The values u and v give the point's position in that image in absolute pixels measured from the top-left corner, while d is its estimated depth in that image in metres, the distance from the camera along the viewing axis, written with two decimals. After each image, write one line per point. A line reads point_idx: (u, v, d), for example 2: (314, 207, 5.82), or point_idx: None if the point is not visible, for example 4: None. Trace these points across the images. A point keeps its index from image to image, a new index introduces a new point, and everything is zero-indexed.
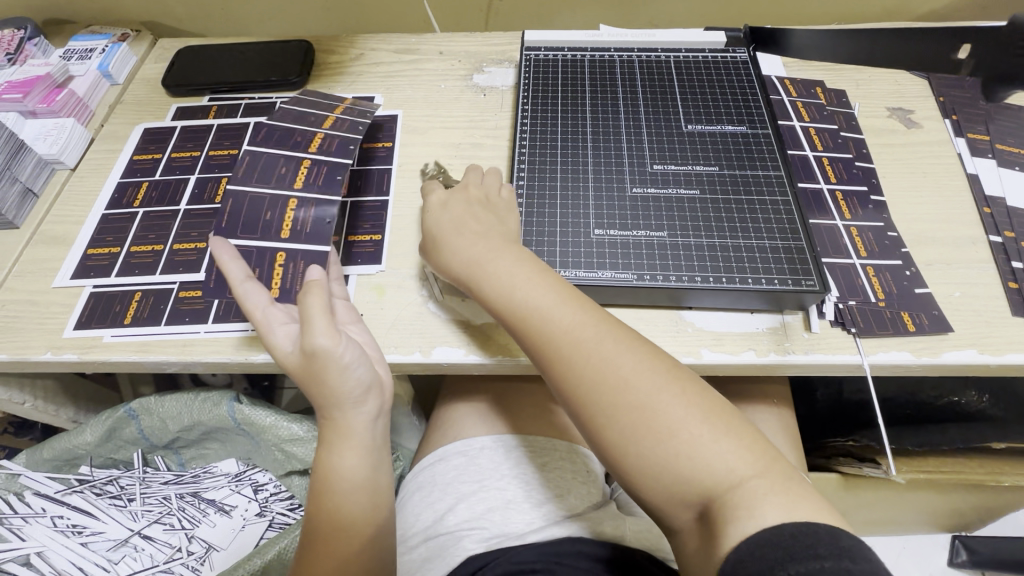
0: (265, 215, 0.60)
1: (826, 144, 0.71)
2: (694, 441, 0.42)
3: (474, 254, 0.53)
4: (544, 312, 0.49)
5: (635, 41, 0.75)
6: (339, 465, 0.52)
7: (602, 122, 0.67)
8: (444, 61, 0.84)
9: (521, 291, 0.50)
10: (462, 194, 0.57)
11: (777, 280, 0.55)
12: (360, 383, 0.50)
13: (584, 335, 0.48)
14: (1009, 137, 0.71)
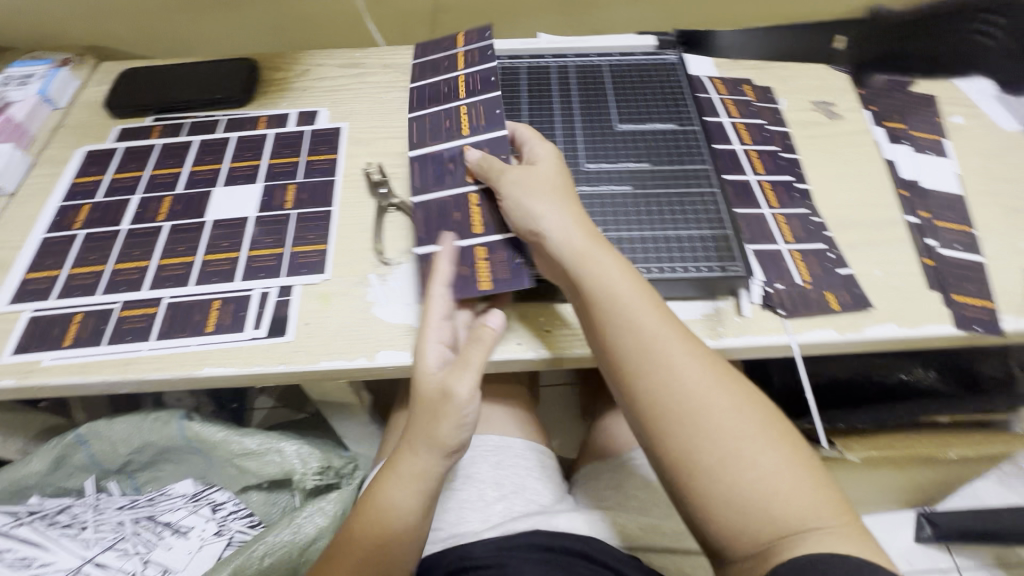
0: (454, 216, 0.63)
1: (754, 136, 0.74)
2: (742, 465, 0.45)
3: (570, 258, 0.52)
4: (639, 318, 0.50)
5: (570, 47, 0.78)
6: (388, 496, 0.54)
7: (538, 127, 0.69)
8: (388, 74, 0.86)
9: (626, 294, 0.51)
10: (534, 180, 0.58)
11: (706, 267, 0.58)
12: (440, 434, 0.54)
13: (677, 348, 0.49)
14: (921, 125, 0.75)
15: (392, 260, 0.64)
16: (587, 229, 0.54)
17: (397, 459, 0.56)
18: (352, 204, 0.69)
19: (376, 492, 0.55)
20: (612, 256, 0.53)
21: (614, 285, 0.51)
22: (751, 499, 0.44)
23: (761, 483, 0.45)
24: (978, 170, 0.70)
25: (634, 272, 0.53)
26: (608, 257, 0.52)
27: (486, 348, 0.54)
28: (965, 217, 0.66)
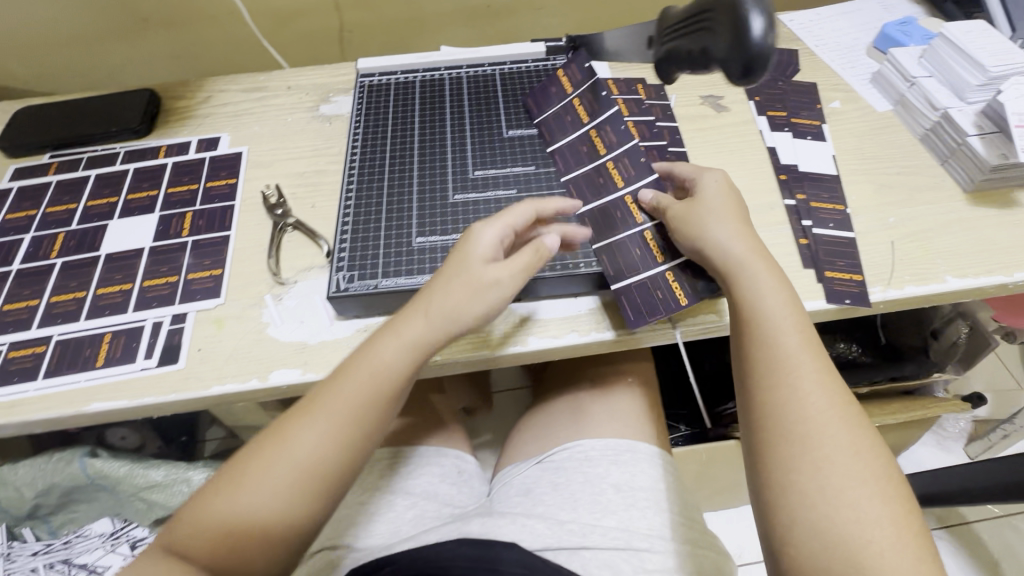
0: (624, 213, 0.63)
1: (643, 133, 0.75)
2: (827, 481, 0.46)
3: (737, 267, 0.55)
4: (767, 337, 0.52)
5: (463, 58, 0.80)
6: (378, 352, 0.52)
7: (429, 138, 0.72)
8: (292, 95, 0.87)
9: (776, 313, 0.53)
10: (725, 195, 0.59)
11: (586, 264, 0.60)
12: (465, 314, 0.52)
13: (802, 365, 0.51)
14: (801, 111, 0.79)
15: (289, 279, 0.65)
16: (753, 245, 0.56)
17: (387, 330, 0.53)
18: (250, 227, 0.70)
19: (349, 366, 0.51)
20: (762, 270, 0.55)
21: (477, 259, 0.53)
22: (850, 527, 0.44)
23: (860, 505, 0.45)
24: (853, 151, 0.74)
25: (784, 283, 0.55)
26: (760, 273, 0.55)
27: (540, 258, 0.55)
28: (839, 196, 0.69)
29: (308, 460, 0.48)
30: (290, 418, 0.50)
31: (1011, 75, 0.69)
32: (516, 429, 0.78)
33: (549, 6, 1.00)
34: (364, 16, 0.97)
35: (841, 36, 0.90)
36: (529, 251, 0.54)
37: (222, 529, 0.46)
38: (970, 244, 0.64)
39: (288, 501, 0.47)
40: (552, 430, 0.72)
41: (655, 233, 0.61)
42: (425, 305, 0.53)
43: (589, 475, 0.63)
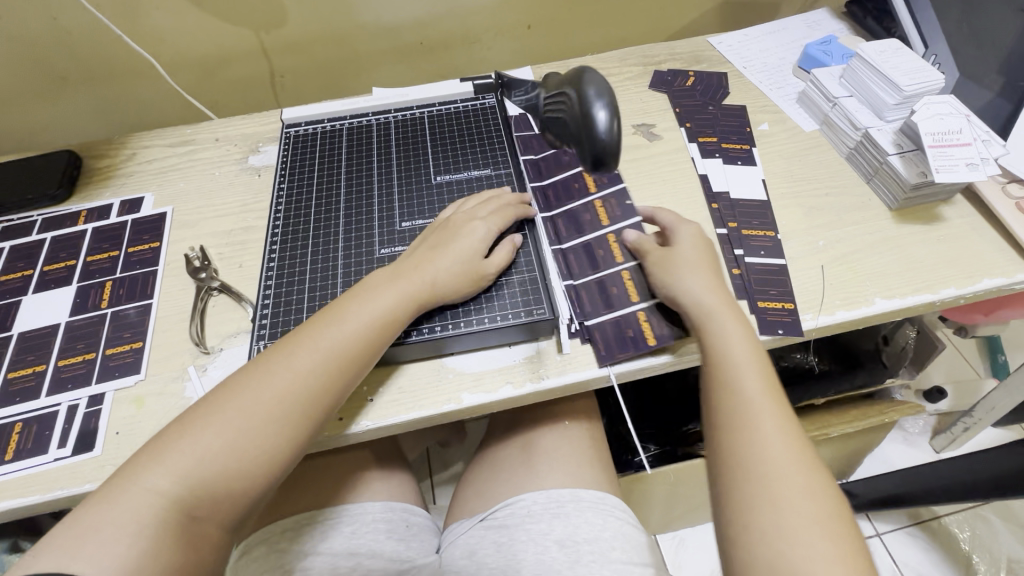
0: (598, 253, 0.66)
1: (599, 182, 0.71)
2: (777, 515, 0.46)
3: (708, 314, 0.57)
4: (733, 380, 0.54)
5: (391, 102, 0.80)
6: (354, 310, 0.55)
7: (355, 189, 0.73)
8: (219, 148, 0.84)
9: (740, 361, 0.54)
10: (693, 240, 0.63)
11: (513, 314, 0.59)
12: (461, 279, 0.59)
13: (763, 410, 0.52)
14: (731, 136, 0.80)
15: (214, 346, 0.62)
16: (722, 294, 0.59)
17: (364, 291, 0.58)
18: (174, 293, 0.67)
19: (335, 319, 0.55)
20: (729, 318, 0.57)
21: (470, 240, 0.61)
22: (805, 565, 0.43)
23: (808, 549, 0.44)
24: (782, 174, 0.75)
25: (750, 334, 0.57)
26: (728, 319, 0.57)
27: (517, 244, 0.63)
28: (769, 222, 0.69)
29: (281, 404, 0.50)
30: (259, 370, 0.52)
31: (925, 93, 0.70)
32: (468, 476, 0.78)
33: (483, 40, 1.00)
34: (295, 61, 0.95)
35: (768, 56, 0.91)
36: (506, 249, 0.62)
37: (179, 477, 0.46)
38: (897, 264, 0.65)
39: (251, 444, 0.49)
40: (500, 479, 0.73)
41: (632, 274, 0.64)
42: (423, 274, 0.58)
43: (532, 534, 0.63)
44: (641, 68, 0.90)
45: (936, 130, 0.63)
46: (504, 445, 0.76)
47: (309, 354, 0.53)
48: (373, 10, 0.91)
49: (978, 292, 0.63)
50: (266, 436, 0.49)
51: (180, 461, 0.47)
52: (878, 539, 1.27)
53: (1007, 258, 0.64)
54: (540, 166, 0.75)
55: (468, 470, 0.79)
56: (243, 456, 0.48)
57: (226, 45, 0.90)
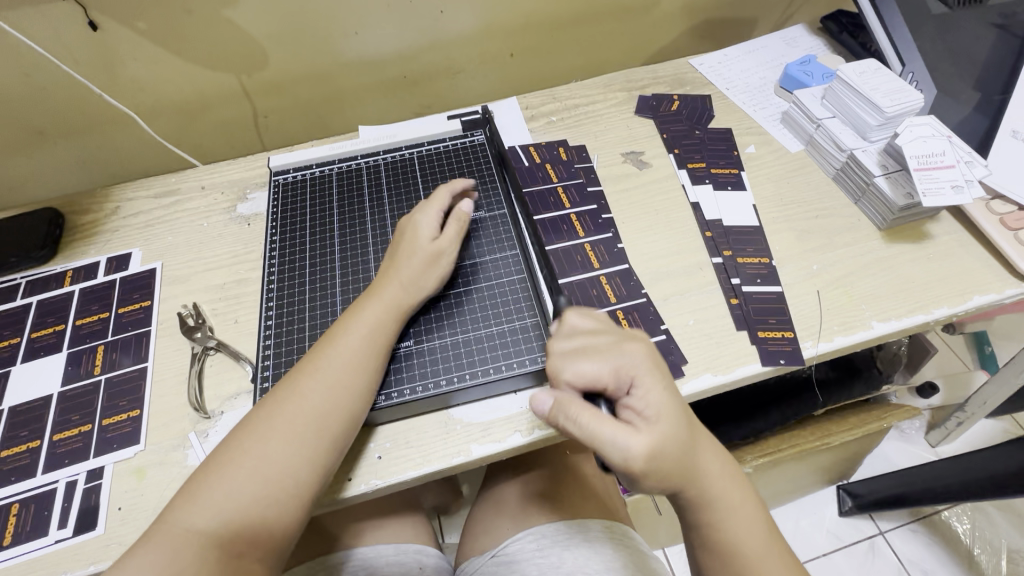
0: (591, 292, 0.67)
1: (586, 226, 0.73)
2: None
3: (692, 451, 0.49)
4: (716, 495, 0.50)
5: (379, 144, 0.80)
6: (351, 331, 0.56)
7: (349, 237, 0.72)
8: (206, 196, 0.83)
9: (714, 471, 0.50)
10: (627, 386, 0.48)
11: (517, 362, 0.60)
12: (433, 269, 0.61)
13: (750, 523, 0.50)
14: (719, 160, 0.80)
15: (213, 410, 0.61)
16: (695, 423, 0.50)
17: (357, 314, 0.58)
18: (170, 354, 0.66)
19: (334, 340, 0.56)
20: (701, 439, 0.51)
21: (418, 234, 0.63)
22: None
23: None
24: (771, 198, 0.76)
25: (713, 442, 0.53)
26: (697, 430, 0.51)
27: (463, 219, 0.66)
28: (763, 248, 0.70)
29: (301, 431, 0.50)
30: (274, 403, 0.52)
31: (906, 115, 0.71)
32: (474, 515, 0.78)
33: (466, 71, 1.00)
34: (277, 101, 0.94)
35: (749, 76, 0.92)
36: (453, 224, 0.65)
37: (215, 517, 0.46)
38: (890, 285, 0.66)
39: (277, 476, 0.48)
40: (506, 518, 0.72)
41: (625, 314, 0.65)
42: (403, 285, 0.60)
43: (542, 567, 0.63)
44: (626, 94, 0.91)
45: (920, 153, 0.64)
46: (514, 484, 0.76)
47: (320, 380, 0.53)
48: (355, 48, 0.90)
49: (969, 309, 0.64)
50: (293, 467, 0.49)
51: (210, 507, 0.46)
52: (881, 538, 1.29)
53: (996, 273, 0.66)
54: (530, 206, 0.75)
55: (474, 510, 0.79)
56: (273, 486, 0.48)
57: (206, 90, 0.89)
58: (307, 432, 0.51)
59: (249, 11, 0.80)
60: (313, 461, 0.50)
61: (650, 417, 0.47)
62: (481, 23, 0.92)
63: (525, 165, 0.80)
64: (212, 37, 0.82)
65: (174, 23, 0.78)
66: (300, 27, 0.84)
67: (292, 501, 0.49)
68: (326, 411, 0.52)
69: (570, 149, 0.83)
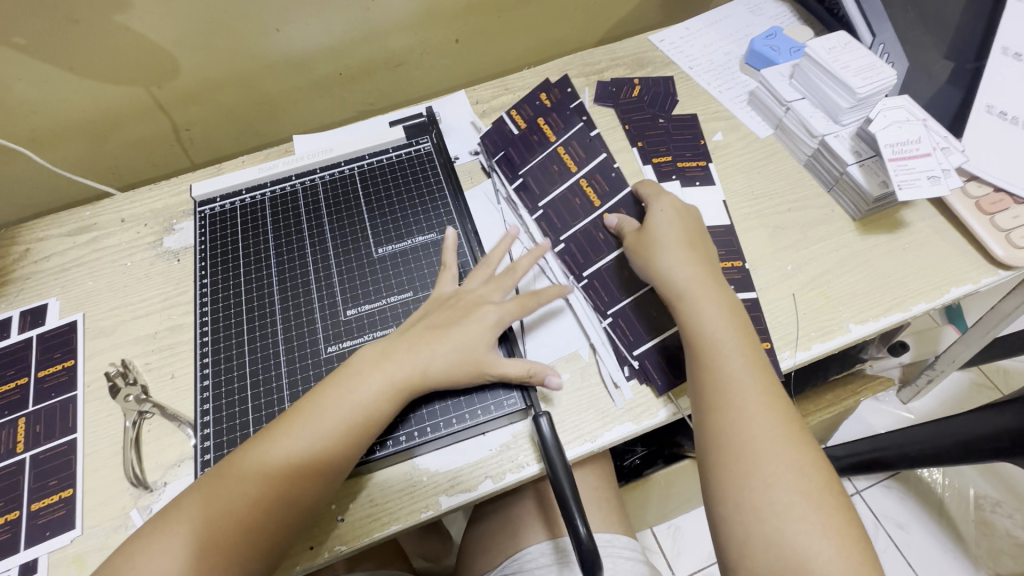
0: (621, 276, 0.64)
1: (602, 191, 0.68)
2: (767, 439, 0.48)
3: (686, 306, 0.56)
4: (719, 345, 0.53)
5: (314, 161, 0.73)
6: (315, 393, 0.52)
7: (289, 274, 0.66)
8: (127, 230, 0.74)
9: (717, 332, 0.54)
10: (684, 217, 0.62)
11: (480, 409, 0.56)
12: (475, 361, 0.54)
13: (748, 383, 0.51)
14: (686, 152, 0.75)
15: (155, 481, 0.56)
16: (708, 278, 0.57)
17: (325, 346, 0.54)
18: (102, 422, 0.60)
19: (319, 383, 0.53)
20: (706, 301, 0.55)
21: (478, 330, 0.55)
22: (799, 539, 0.44)
23: (803, 524, 0.44)
24: (742, 191, 0.71)
25: (728, 307, 0.56)
26: (705, 288, 0.56)
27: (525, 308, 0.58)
28: (735, 250, 0.66)
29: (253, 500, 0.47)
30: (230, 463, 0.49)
31: (878, 94, 0.66)
32: (475, 535, 0.75)
33: (409, 62, 0.91)
34: (199, 111, 0.85)
35: (713, 51, 0.86)
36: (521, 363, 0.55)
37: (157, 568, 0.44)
38: (866, 281, 0.63)
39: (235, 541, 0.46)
40: (509, 536, 0.69)
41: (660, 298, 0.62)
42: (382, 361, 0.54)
43: None
44: (583, 80, 0.83)
45: (894, 140, 0.61)
46: (500, 513, 0.72)
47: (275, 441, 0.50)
48: (280, 45, 0.80)
49: (945, 302, 0.62)
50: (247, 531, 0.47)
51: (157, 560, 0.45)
52: (859, 497, 1.27)
53: (971, 261, 0.63)
54: (536, 187, 0.69)
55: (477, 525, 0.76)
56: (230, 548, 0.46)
57: (114, 106, 0.79)
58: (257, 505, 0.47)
59: (147, 13, 0.69)
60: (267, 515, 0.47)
61: (679, 247, 0.59)
62: (419, 8, 0.83)
63: (515, 135, 0.72)
64: (109, 47, 0.71)
65: (60, 35, 0.67)
66: (211, 27, 0.74)
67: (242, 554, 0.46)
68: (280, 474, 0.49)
69: (554, 87, 0.73)
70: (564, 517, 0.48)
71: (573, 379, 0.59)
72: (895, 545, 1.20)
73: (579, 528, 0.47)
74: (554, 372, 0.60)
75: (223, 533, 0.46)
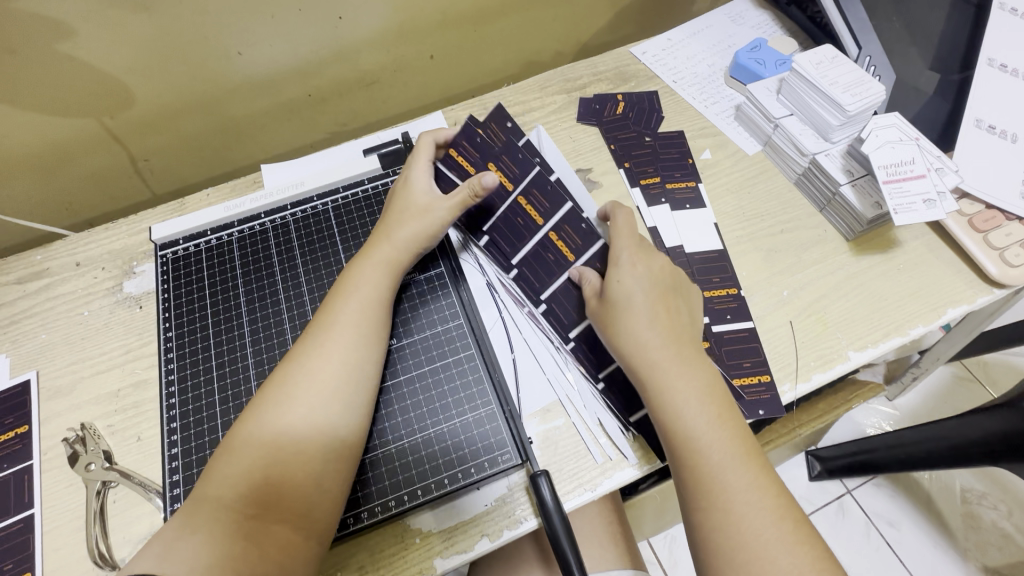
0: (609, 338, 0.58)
1: (574, 245, 0.59)
2: (762, 543, 0.42)
3: (654, 394, 0.49)
4: (693, 440, 0.47)
5: (284, 196, 0.68)
6: (284, 428, 0.47)
7: (261, 321, 0.61)
8: (83, 275, 0.68)
9: (692, 423, 0.47)
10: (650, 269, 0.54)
11: (473, 466, 0.53)
12: (420, 246, 0.59)
13: (734, 479, 0.45)
14: (674, 172, 0.72)
15: (123, 559, 0.51)
16: (679, 356, 0.50)
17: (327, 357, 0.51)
18: (63, 494, 0.55)
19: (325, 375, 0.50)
20: (677, 386, 0.49)
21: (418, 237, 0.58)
22: None
23: None
24: (733, 213, 0.69)
25: (704, 386, 0.49)
26: (674, 370, 0.50)
27: (470, 200, 0.58)
28: (729, 277, 0.64)
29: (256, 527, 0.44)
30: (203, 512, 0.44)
31: (868, 111, 0.65)
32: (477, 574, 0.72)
33: (383, 80, 0.87)
34: (158, 140, 0.79)
35: (697, 63, 0.83)
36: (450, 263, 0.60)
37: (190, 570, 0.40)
38: (864, 305, 0.62)
39: (257, 564, 0.42)
40: None
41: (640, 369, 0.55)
42: (354, 276, 0.56)
43: None
44: (565, 97, 0.80)
45: (888, 161, 0.59)
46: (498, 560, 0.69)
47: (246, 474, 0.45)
48: (243, 68, 0.75)
49: (942, 324, 0.61)
50: (263, 552, 0.43)
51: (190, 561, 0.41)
52: (850, 496, 1.25)
53: (966, 280, 0.62)
54: (506, 244, 0.62)
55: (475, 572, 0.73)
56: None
57: (63, 140, 0.73)
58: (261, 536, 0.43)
59: (94, 41, 0.64)
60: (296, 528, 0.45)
61: (645, 317, 0.52)
62: (390, 25, 0.78)
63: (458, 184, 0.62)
64: (54, 79, 0.66)
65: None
66: (166, 52, 0.68)
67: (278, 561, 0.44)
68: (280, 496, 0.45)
69: (492, 120, 0.60)
70: None
71: (571, 424, 0.56)
72: (887, 544, 1.19)
73: None
74: (550, 418, 0.57)
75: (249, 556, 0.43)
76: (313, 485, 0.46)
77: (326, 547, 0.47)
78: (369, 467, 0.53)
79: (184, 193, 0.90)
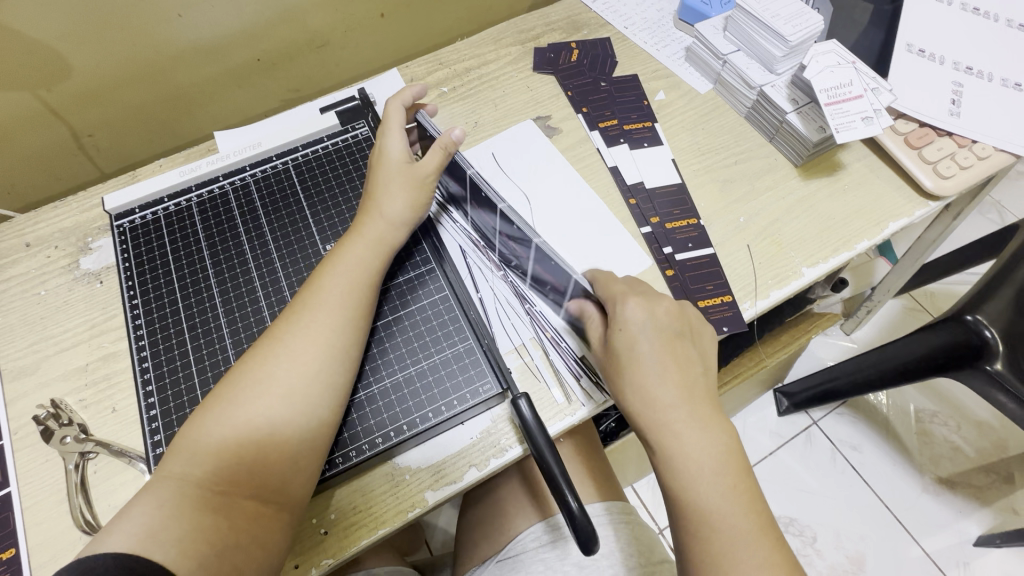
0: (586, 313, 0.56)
1: (522, 247, 0.55)
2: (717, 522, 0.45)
3: (656, 432, 0.48)
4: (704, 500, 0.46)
5: (242, 158, 0.68)
6: (254, 386, 0.47)
7: (230, 280, 0.61)
8: (35, 255, 0.65)
9: (698, 472, 0.47)
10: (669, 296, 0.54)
11: (457, 401, 0.55)
12: (393, 206, 0.57)
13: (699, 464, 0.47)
14: (631, 114, 0.74)
15: None
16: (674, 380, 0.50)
17: (288, 330, 0.50)
18: (37, 472, 0.54)
19: (284, 344, 0.49)
20: (679, 426, 0.48)
21: (382, 218, 0.57)
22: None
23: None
24: (689, 148, 0.72)
25: (712, 441, 0.48)
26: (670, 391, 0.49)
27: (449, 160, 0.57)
28: (689, 209, 0.67)
29: (228, 488, 0.44)
30: (177, 471, 0.44)
31: (809, 41, 0.67)
32: (472, 518, 0.74)
33: (332, 42, 0.85)
34: (101, 112, 0.76)
35: (646, 9, 0.85)
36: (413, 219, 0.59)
37: (154, 537, 0.41)
38: (814, 226, 0.65)
39: (225, 537, 0.43)
40: (502, 522, 0.69)
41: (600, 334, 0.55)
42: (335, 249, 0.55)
43: (548, 562, 0.61)
44: (519, 47, 0.80)
45: (830, 85, 0.63)
46: (493, 499, 0.71)
47: (222, 433, 0.45)
48: (185, 32, 0.72)
49: (885, 237, 0.65)
50: (232, 524, 0.43)
51: (154, 528, 0.41)
52: (816, 427, 1.24)
53: (905, 196, 0.67)
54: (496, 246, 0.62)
55: (468, 515, 0.75)
56: (216, 555, 0.42)
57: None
58: (237, 491, 0.44)
59: (23, 6, 0.60)
60: (271, 483, 0.45)
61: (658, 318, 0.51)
62: None
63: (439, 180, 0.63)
64: None
65: None
66: (103, 16, 0.65)
67: (247, 528, 0.44)
68: (261, 454, 0.46)
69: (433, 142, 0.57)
70: (554, 495, 0.48)
71: (546, 357, 0.58)
72: (852, 467, 1.20)
73: (571, 503, 0.47)
74: (523, 352, 0.59)
75: (216, 528, 0.42)
76: (288, 441, 0.47)
77: (299, 509, 0.47)
78: (355, 410, 0.54)
79: (134, 169, 0.87)
